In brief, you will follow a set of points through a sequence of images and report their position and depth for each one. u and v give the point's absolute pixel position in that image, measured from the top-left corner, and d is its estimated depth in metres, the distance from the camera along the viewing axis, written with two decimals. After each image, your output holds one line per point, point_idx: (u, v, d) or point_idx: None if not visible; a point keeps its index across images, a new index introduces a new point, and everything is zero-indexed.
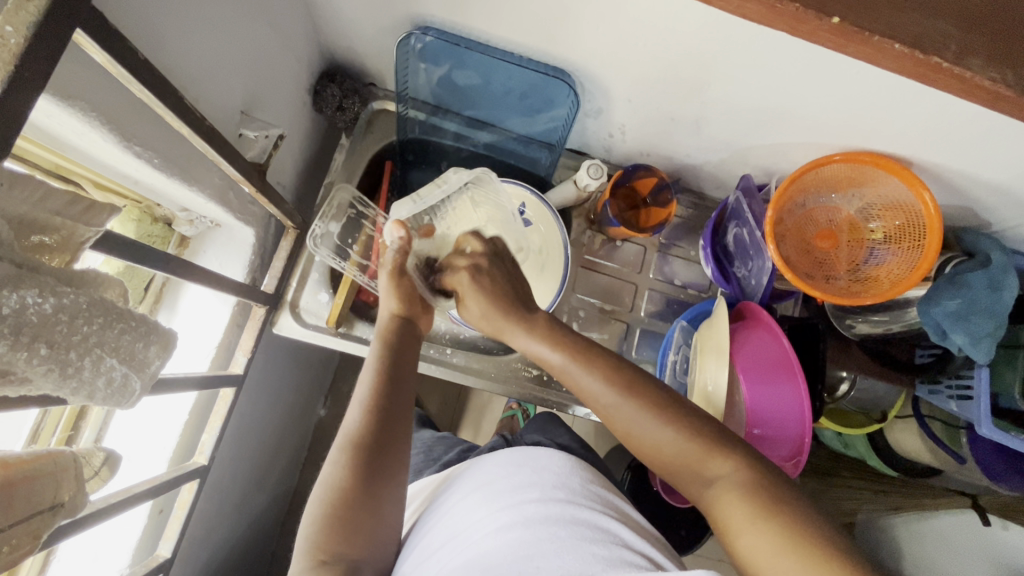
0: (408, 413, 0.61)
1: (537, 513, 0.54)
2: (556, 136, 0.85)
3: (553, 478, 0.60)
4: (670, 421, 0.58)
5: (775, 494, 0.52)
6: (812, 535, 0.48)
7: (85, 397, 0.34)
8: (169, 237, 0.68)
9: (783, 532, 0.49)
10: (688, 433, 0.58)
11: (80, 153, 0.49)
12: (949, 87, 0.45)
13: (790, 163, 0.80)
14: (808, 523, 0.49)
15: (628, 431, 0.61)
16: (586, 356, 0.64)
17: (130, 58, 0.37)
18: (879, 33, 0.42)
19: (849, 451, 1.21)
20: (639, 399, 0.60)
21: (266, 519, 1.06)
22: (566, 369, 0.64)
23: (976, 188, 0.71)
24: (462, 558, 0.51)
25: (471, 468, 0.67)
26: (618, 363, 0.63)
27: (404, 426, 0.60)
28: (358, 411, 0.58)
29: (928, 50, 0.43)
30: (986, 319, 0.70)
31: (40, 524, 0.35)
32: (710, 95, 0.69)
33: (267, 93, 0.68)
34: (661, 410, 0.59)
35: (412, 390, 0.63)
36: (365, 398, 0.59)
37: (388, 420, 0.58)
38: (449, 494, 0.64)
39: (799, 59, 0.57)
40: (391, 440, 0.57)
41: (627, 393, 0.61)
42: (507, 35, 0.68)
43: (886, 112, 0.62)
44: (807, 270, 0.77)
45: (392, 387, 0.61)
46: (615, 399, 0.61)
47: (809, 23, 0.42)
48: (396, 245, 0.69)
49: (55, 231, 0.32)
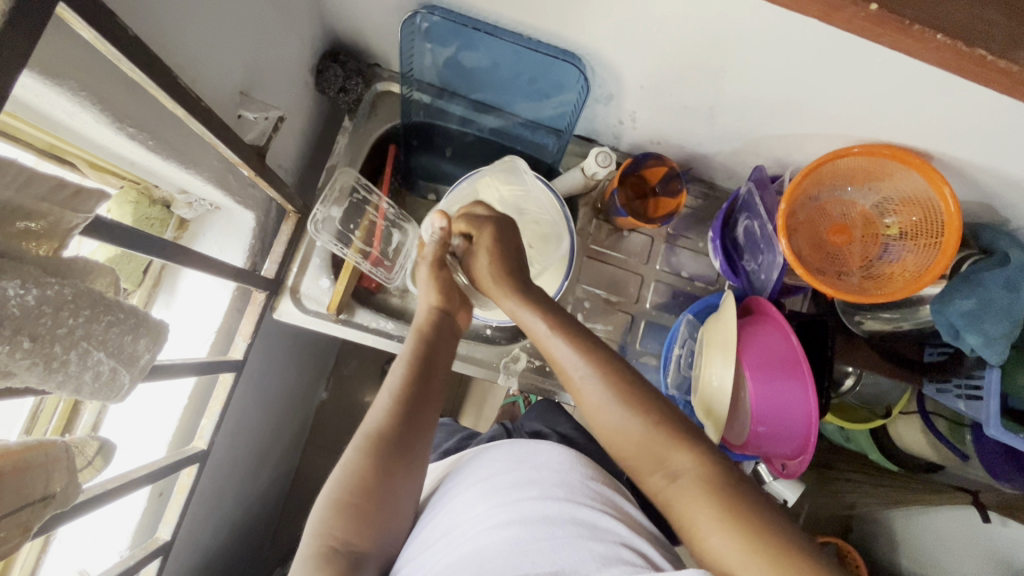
0: (435, 410, 0.60)
1: (536, 511, 0.53)
2: (564, 122, 0.82)
3: (553, 474, 0.59)
4: (631, 401, 0.57)
5: (735, 494, 0.51)
6: (771, 543, 0.47)
7: (73, 390, 0.33)
8: (169, 220, 0.67)
9: (743, 536, 0.48)
10: (654, 421, 0.56)
11: (72, 133, 0.48)
12: (986, 79, 0.43)
13: (806, 155, 0.77)
14: (767, 525, 0.49)
15: (591, 404, 0.59)
16: (567, 333, 0.62)
17: (118, 35, 0.35)
18: (921, 21, 0.40)
19: (851, 445, 1.20)
20: (614, 378, 0.58)
21: (267, 500, 1.07)
22: (548, 344, 0.62)
23: (998, 184, 0.68)
24: (458, 555, 0.51)
25: (471, 459, 0.66)
26: (598, 345, 0.61)
27: (431, 415, 0.59)
28: (388, 399, 0.58)
29: (967, 39, 0.41)
30: (1002, 320, 0.68)
31: (30, 516, 0.35)
32: (727, 81, 0.66)
33: (267, 72, 0.66)
34: (633, 392, 0.57)
35: (441, 389, 0.62)
36: (395, 389, 0.58)
37: (414, 410, 0.58)
38: (447, 487, 0.63)
39: (822, 44, 0.55)
40: (416, 431, 0.57)
41: (601, 368, 0.59)
42: (517, 16, 0.66)
43: (907, 103, 0.60)
44: (819, 265, 0.75)
45: (424, 378, 0.60)
46: (583, 373, 0.59)
47: (845, 9, 0.40)
48: (437, 236, 0.69)
49: (42, 217, 0.31)
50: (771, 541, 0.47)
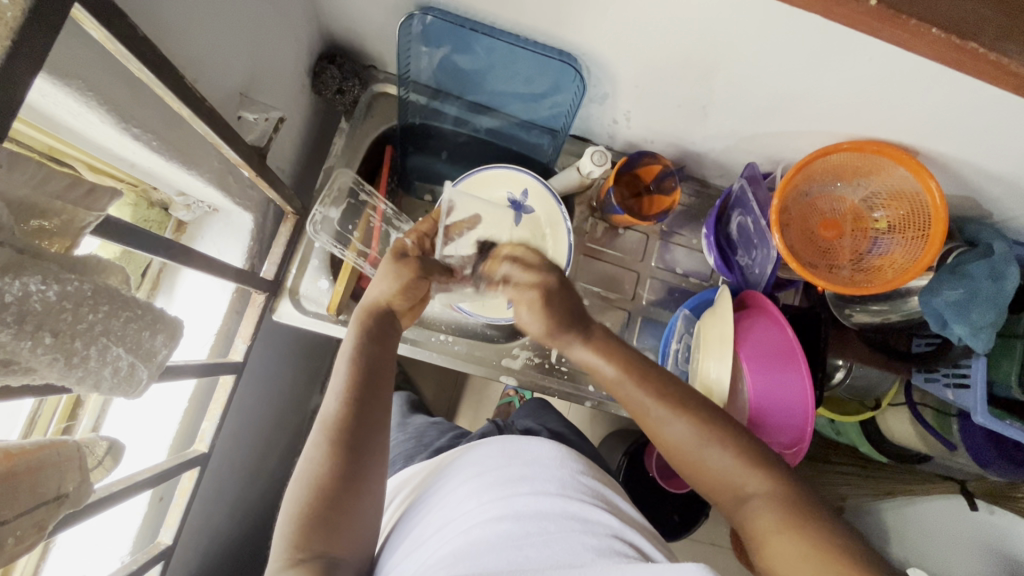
0: (383, 422, 0.58)
1: (526, 505, 0.54)
2: (560, 122, 0.83)
3: (543, 469, 0.60)
4: (698, 426, 0.57)
5: (805, 513, 0.50)
6: (845, 553, 0.46)
7: (91, 385, 0.33)
8: (166, 222, 0.68)
9: (814, 546, 0.48)
10: (731, 450, 0.55)
11: (75, 136, 0.48)
12: (984, 75, 0.44)
13: (797, 151, 0.79)
14: (836, 540, 0.48)
15: (672, 448, 0.58)
16: (641, 372, 0.61)
17: (129, 36, 0.36)
18: (917, 16, 0.41)
19: (842, 438, 1.23)
20: (693, 414, 0.58)
21: (266, 506, 1.05)
22: (623, 388, 0.61)
23: (981, 178, 0.71)
24: (450, 548, 0.52)
25: (461, 457, 0.67)
26: (672, 383, 0.61)
27: (381, 419, 0.58)
28: (334, 402, 0.57)
29: (962, 33, 0.42)
30: (989, 309, 0.71)
31: (45, 515, 0.34)
32: (718, 79, 0.68)
33: (266, 74, 0.66)
34: (713, 426, 0.57)
35: (392, 384, 0.62)
36: (342, 387, 0.58)
37: (359, 416, 0.56)
38: (439, 484, 0.64)
39: (813, 41, 0.57)
40: (371, 430, 0.57)
41: (678, 408, 0.58)
42: (514, 17, 0.67)
43: (895, 99, 0.62)
44: (811, 259, 0.77)
45: (374, 371, 0.60)
46: (681, 440, 0.57)
47: (847, 5, 0.41)
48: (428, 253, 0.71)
49: (55, 215, 0.30)
50: (840, 548, 0.47)
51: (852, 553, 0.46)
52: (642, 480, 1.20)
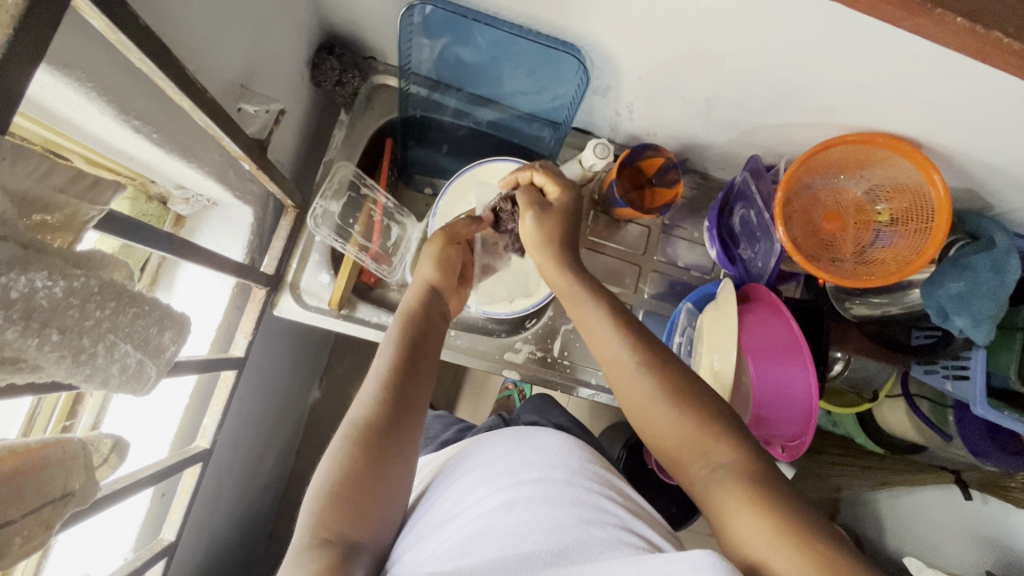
0: (422, 404, 0.60)
1: (534, 493, 0.55)
2: (562, 115, 0.83)
3: (552, 457, 0.60)
4: (676, 390, 0.57)
5: (768, 489, 0.50)
6: (802, 532, 0.46)
7: (99, 383, 0.33)
8: (165, 216, 0.67)
9: (774, 520, 0.47)
10: (704, 418, 0.55)
11: (73, 128, 0.47)
12: (1011, 66, 0.43)
13: (800, 144, 0.79)
14: (797, 519, 0.47)
15: (640, 399, 0.58)
16: (622, 325, 0.61)
17: (130, 25, 0.35)
18: (940, 6, 0.40)
19: (839, 429, 1.23)
20: (674, 379, 0.58)
21: (266, 501, 1.05)
22: (605, 335, 0.62)
23: (984, 170, 0.71)
24: (458, 536, 0.52)
25: (469, 448, 0.67)
26: (657, 343, 0.61)
27: (420, 404, 0.59)
28: (375, 386, 0.58)
29: (986, 23, 0.41)
30: (988, 302, 0.71)
31: (52, 514, 0.34)
32: (724, 70, 0.67)
33: (266, 64, 0.65)
34: (686, 389, 0.57)
35: (431, 375, 0.63)
36: (384, 371, 0.59)
37: (399, 401, 0.57)
38: (448, 476, 0.64)
39: (821, 33, 0.56)
40: (405, 416, 0.57)
41: (657, 367, 0.58)
42: (518, 8, 0.66)
43: (902, 91, 0.61)
44: (813, 252, 0.77)
45: (413, 356, 0.61)
46: (654, 394, 0.57)
47: None
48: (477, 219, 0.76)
49: (57, 209, 0.30)
50: (800, 526, 0.47)
51: (812, 533, 0.46)
52: (642, 472, 1.21)
